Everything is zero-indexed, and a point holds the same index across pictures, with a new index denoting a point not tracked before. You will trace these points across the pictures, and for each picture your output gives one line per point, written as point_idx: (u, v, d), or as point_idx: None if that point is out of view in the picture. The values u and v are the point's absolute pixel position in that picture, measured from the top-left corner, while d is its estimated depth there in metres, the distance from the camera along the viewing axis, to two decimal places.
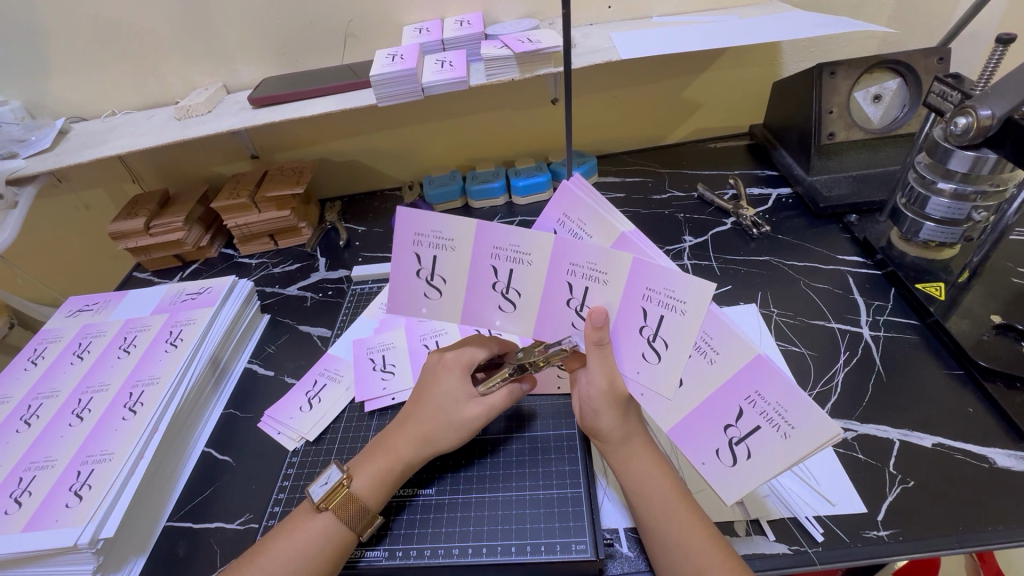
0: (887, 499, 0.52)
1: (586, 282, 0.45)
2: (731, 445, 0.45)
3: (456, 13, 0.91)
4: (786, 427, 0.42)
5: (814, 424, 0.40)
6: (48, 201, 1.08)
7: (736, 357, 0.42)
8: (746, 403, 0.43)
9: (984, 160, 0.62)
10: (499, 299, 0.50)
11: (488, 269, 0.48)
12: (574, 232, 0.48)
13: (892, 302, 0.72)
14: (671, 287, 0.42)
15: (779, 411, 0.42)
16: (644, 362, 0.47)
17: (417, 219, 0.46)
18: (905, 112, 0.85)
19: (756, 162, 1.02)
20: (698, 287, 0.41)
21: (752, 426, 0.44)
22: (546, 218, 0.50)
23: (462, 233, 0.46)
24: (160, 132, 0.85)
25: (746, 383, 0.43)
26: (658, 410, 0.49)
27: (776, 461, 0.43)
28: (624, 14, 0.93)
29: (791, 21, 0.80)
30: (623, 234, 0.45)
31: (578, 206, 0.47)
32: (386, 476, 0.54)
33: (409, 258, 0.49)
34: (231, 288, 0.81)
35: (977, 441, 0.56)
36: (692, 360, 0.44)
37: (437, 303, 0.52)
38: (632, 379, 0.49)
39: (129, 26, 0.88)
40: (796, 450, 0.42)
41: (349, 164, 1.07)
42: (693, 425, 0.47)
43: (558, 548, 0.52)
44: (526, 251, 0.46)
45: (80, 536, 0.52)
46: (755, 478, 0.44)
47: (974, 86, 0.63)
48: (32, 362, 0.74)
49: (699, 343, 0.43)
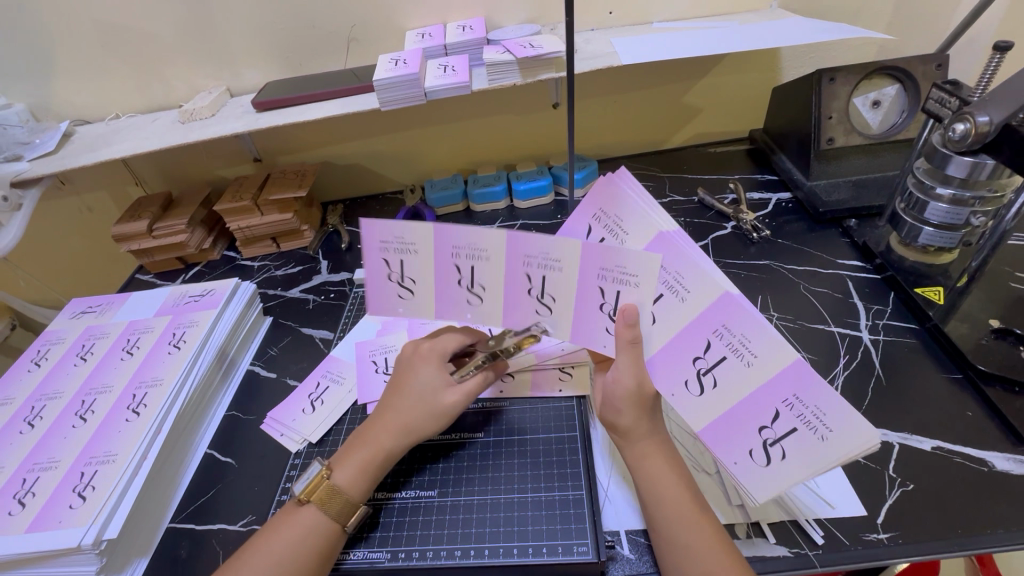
0: (886, 502, 0.53)
1: (617, 285, 0.46)
2: (766, 446, 0.45)
3: (459, 18, 0.92)
4: (824, 431, 0.42)
5: (853, 429, 0.40)
6: (51, 203, 1.08)
7: (773, 359, 0.43)
8: (784, 406, 0.43)
9: (982, 166, 0.63)
10: (466, 294, 0.52)
11: (451, 268, 0.50)
12: (611, 229, 0.49)
13: (891, 306, 0.73)
14: (682, 272, 0.44)
15: (818, 415, 0.42)
16: (678, 361, 0.47)
17: (380, 227, 0.49)
18: (904, 118, 0.86)
19: (756, 167, 1.03)
20: (711, 284, 0.43)
21: (789, 429, 0.44)
22: (584, 210, 0.50)
23: (422, 236, 0.49)
24: (163, 135, 0.85)
25: (784, 385, 0.43)
26: (688, 410, 0.48)
27: (813, 464, 0.43)
28: (625, 19, 0.93)
29: (790, 27, 0.80)
30: (659, 234, 0.45)
31: (617, 204, 0.48)
32: (367, 467, 0.55)
33: (380, 263, 0.52)
34: (234, 291, 0.82)
35: (976, 444, 0.56)
36: (728, 361, 0.45)
37: (411, 303, 0.54)
38: (663, 379, 0.49)
39: (135, 30, 0.88)
40: (833, 454, 0.42)
41: (351, 167, 1.08)
42: (727, 426, 0.47)
43: (561, 550, 0.52)
44: (483, 248, 0.48)
45: (83, 537, 0.52)
46: (790, 479, 0.45)
47: (972, 92, 0.63)
48: (36, 363, 0.75)
49: (737, 344, 0.44)
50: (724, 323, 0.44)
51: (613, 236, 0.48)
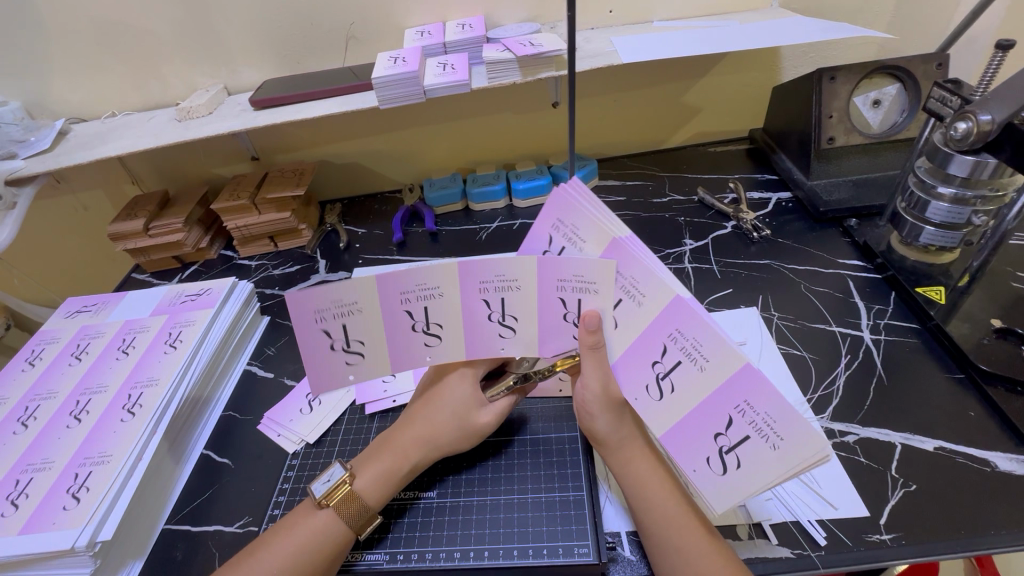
0: (889, 503, 0.52)
1: (578, 294, 0.47)
2: (722, 454, 0.45)
3: (458, 16, 0.92)
4: (775, 439, 0.41)
5: (804, 436, 0.39)
6: (46, 202, 1.07)
7: (726, 364, 0.42)
8: (736, 412, 0.43)
9: (984, 164, 0.62)
10: (423, 337, 0.51)
11: (402, 314, 0.49)
12: (569, 239, 0.48)
13: (892, 306, 0.72)
14: (636, 277, 0.44)
15: (769, 422, 0.41)
16: (636, 365, 0.47)
17: (314, 296, 0.46)
18: (905, 117, 0.86)
19: (755, 166, 1.03)
20: (661, 287, 0.43)
21: (742, 436, 0.43)
22: (540, 223, 0.49)
23: (364, 292, 0.47)
24: (160, 133, 0.85)
25: (736, 392, 0.42)
26: (651, 415, 0.48)
27: (765, 472, 0.42)
28: (626, 18, 0.93)
29: (791, 26, 0.80)
30: (616, 240, 0.44)
31: (573, 213, 0.47)
32: (390, 476, 0.54)
33: (319, 335, 0.48)
34: (231, 290, 0.81)
35: (978, 445, 0.56)
36: (683, 367, 0.44)
37: (362, 365, 0.51)
38: (627, 383, 0.49)
39: (131, 28, 0.88)
40: (784, 462, 0.41)
41: (349, 166, 1.07)
42: (685, 432, 0.46)
43: (561, 551, 0.51)
44: (434, 285, 0.47)
45: (76, 540, 0.52)
46: (745, 488, 0.44)
47: (973, 91, 0.63)
48: (30, 363, 0.74)
49: (690, 348, 0.43)
50: (678, 328, 0.43)
51: (571, 246, 0.48)
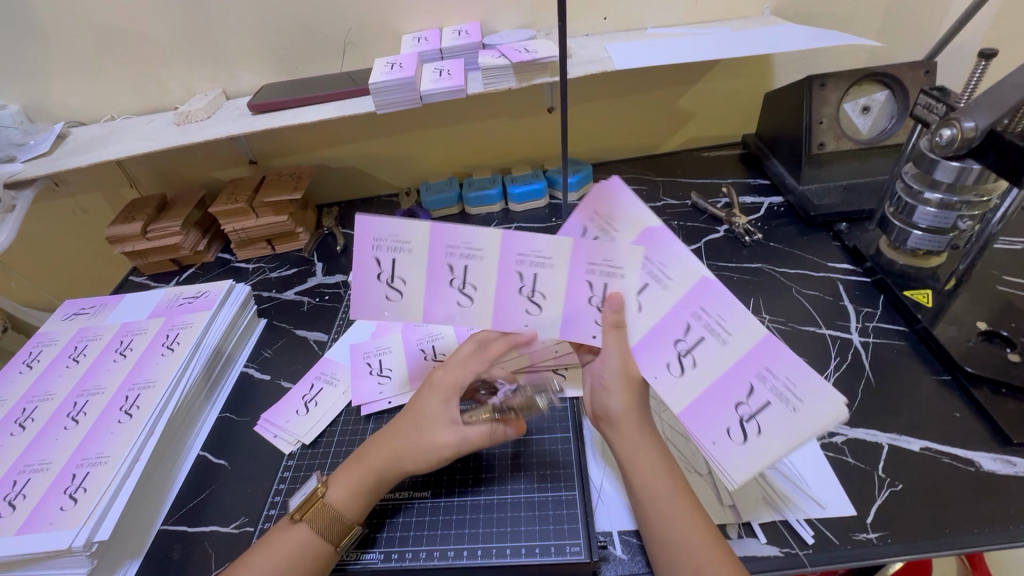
0: (876, 502, 0.53)
1: (605, 279, 0.48)
2: (742, 423, 0.46)
3: (454, 22, 0.93)
4: (795, 402, 0.43)
5: (821, 395, 0.42)
6: (44, 205, 1.08)
7: (747, 335, 0.45)
8: (757, 379, 0.45)
9: (968, 170, 0.63)
10: (457, 296, 0.52)
11: (444, 267, 0.50)
12: (602, 232, 0.49)
13: (881, 309, 0.74)
14: (663, 262, 0.47)
15: (790, 385, 0.43)
16: (659, 346, 0.49)
17: (375, 224, 0.49)
18: (893, 123, 0.88)
19: (748, 171, 1.04)
20: (688, 270, 0.45)
21: (762, 403, 0.45)
22: (581, 210, 0.50)
23: (417, 234, 0.49)
24: (158, 137, 0.85)
25: (756, 360, 0.45)
26: (671, 393, 0.49)
27: (786, 439, 0.43)
28: (620, 25, 0.94)
29: (782, 33, 0.82)
30: (652, 229, 0.46)
31: (610, 205, 0.48)
32: (359, 489, 0.54)
33: (370, 262, 0.51)
34: (228, 293, 0.82)
35: (964, 445, 0.57)
36: (706, 342, 0.46)
37: (399, 305, 0.53)
38: (647, 363, 0.50)
39: (130, 33, 0.89)
40: (805, 425, 0.42)
41: (346, 170, 1.08)
42: (705, 405, 0.47)
43: (553, 550, 0.52)
44: (478, 246, 0.49)
45: (74, 539, 0.52)
46: (766, 455, 0.44)
47: (958, 99, 0.65)
48: (28, 365, 0.74)
49: (715, 324, 0.46)
50: (701, 304, 0.46)
51: (602, 236, 0.49)
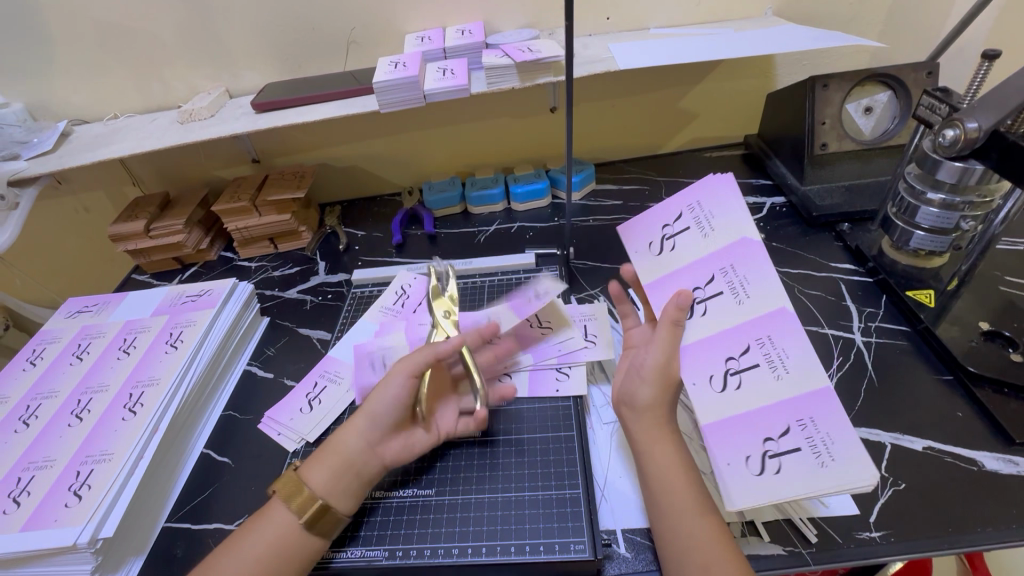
0: (879, 501, 0.53)
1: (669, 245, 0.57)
2: (764, 457, 0.46)
3: (457, 22, 0.93)
4: (825, 458, 0.44)
5: (856, 463, 0.43)
6: (47, 203, 1.08)
7: (803, 380, 0.47)
8: (796, 424, 0.46)
9: (971, 171, 0.63)
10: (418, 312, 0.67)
11: None
12: (697, 223, 0.56)
13: (883, 309, 0.74)
14: (750, 278, 0.51)
15: (826, 440, 0.44)
16: (708, 353, 0.51)
17: None
18: (897, 124, 0.87)
19: (750, 172, 1.04)
20: (771, 295, 0.50)
21: (793, 446, 0.45)
22: (681, 198, 0.57)
23: None
24: (162, 135, 0.85)
25: (804, 406, 0.46)
26: (702, 403, 0.50)
27: (804, 484, 0.43)
28: (623, 25, 0.95)
29: (784, 34, 0.82)
30: (747, 240, 0.52)
31: (715, 203, 0.55)
32: (327, 451, 0.55)
33: None
34: (232, 291, 0.82)
35: (967, 445, 0.57)
36: (760, 370, 0.49)
37: None
38: (690, 366, 0.52)
39: (134, 31, 0.89)
40: (826, 480, 0.43)
41: (349, 169, 1.08)
42: (737, 424, 0.48)
43: (558, 548, 0.52)
44: None
45: (79, 536, 0.52)
46: (778, 492, 0.44)
47: (962, 99, 0.65)
48: (31, 362, 0.74)
49: (774, 356, 0.48)
50: (771, 335, 0.49)
51: (696, 228, 0.56)
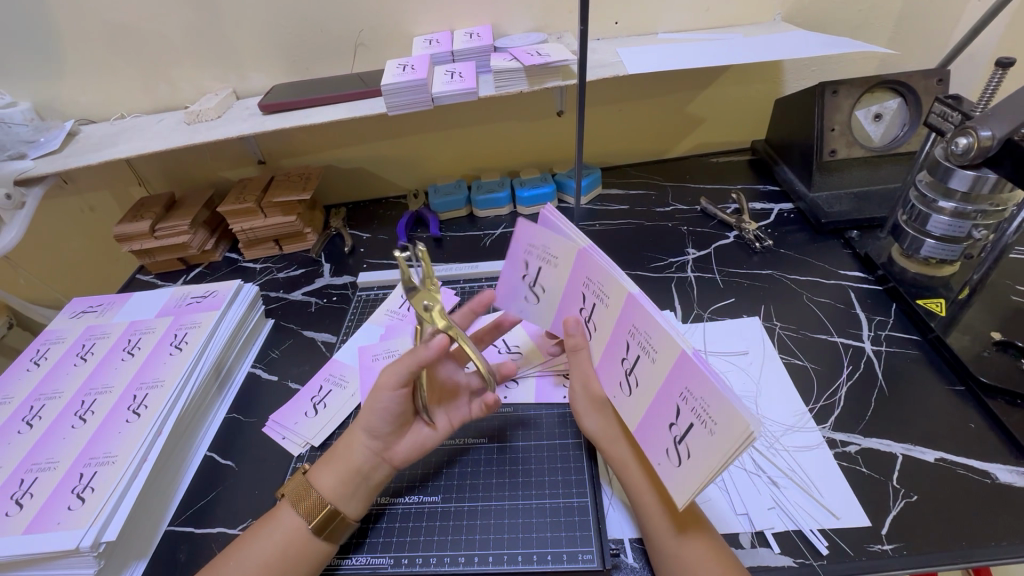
0: (891, 513, 0.53)
1: (541, 264, 0.58)
2: (676, 445, 0.45)
3: (465, 25, 0.93)
4: (711, 424, 0.41)
5: (733, 421, 0.39)
6: (52, 202, 1.08)
7: (668, 355, 0.45)
8: (681, 400, 0.44)
9: (984, 179, 0.63)
10: (527, 291, 0.61)
11: (520, 263, 0.61)
12: (542, 257, 0.58)
13: (893, 317, 0.73)
14: (601, 282, 0.52)
15: (704, 407, 0.42)
16: (610, 366, 0.52)
17: (532, 234, 0.58)
18: (906, 131, 0.87)
19: (758, 177, 1.04)
20: (616, 288, 0.49)
21: (688, 424, 0.43)
22: (518, 249, 0.60)
23: (565, 253, 0.55)
24: (169, 136, 0.85)
25: (678, 380, 0.44)
26: (626, 411, 0.51)
27: (709, 463, 0.41)
28: (632, 30, 0.94)
29: (793, 40, 0.81)
30: (582, 250, 0.53)
31: (536, 237, 0.57)
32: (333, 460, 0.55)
33: (520, 263, 0.61)
34: (236, 292, 0.82)
35: (979, 456, 0.56)
36: (642, 363, 0.48)
37: (535, 309, 0.62)
38: (607, 383, 0.54)
39: (142, 31, 0.89)
40: (721, 450, 0.40)
41: (354, 171, 1.08)
42: (648, 422, 0.48)
43: (565, 558, 0.52)
44: (555, 254, 0.57)
45: (81, 540, 0.52)
46: (694, 478, 0.43)
47: (973, 107, 0.64)
48: (35, 362, 0.74)
49: (644, 343, 0.47)
50: (633, 324, 0.48)
51: (546, 263, 0.58)
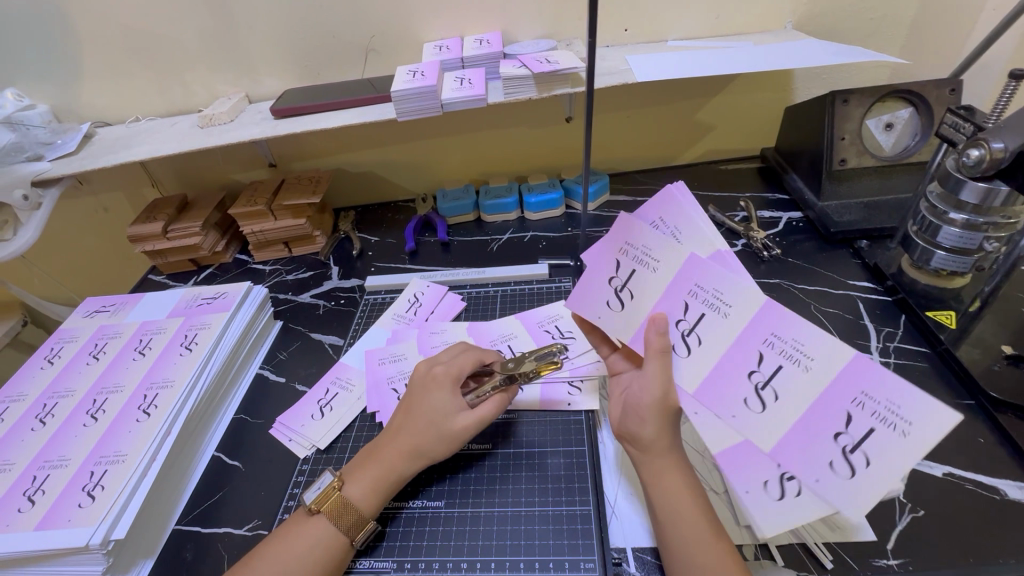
0: (896, 527, 0.52)
1: (636, 265, 0.53)
2: (845, 455, 0.41)
3: (475, 31, 0.94)
4: (903, 426, 0.38)
5: (935, 416, 0.37)
6: (68, 202, 1.10)
7: (830, 361, 0.42)
8: (854, 405, 0.41)
9: (996, 192, 0.62)
10: (610, 295, 0.56)
11: (611, 263, 0.55)
12: (638, 259, 0.53)
13: (902, 329, 0.72)
14: (718, 288, 0.47)
15: (892, 408, 0.39)
16: (730, 381, 0.47)
17: (632, 231, 0.53)
18: (917, 141, 0.86)
19: (766, 185, 1.03)
20: (747, 294, 0.45)
21: (865, 430, 0.40)
22: (608, 244, 0.55)
23: (669, 256, 0.50)
24: (183, 139, 0.87)
25: (849, 383, 0.41)
26: (753, 431, 0.45)
27: (900, 466, 0.38)
28: (641, 37, 0.94)
29: (804, 48, 0.81)
30: (721, 252, 0.48)
31: (638, 234, 0.52)
32: (378, 484, 0.56)
33: (611, 263, 0.55)
34: (246, 294, 0.83)
35: (988, 472, 0.56)
36: (785, 370, 0.44)
37: (619, 315, 0.55)
38: (720, 403, 0.47)
39: (158, 36, 0.90)
40: (914, 453, 0.38)
41: (363, 175, 1.09)
42: (795, 438, 0.43)
43: (567, 566, 0.52)
44: (655, 257, 0.51)
45: (91, 537, 0.53)
46: (879, 490, 0.39)
47: (986, 118, 0.64)
48: (49, 360, 0.75)
49: (789, 348, 0.43)
50: (773, 331, 0.44)
51: (641, 266, 0.52)
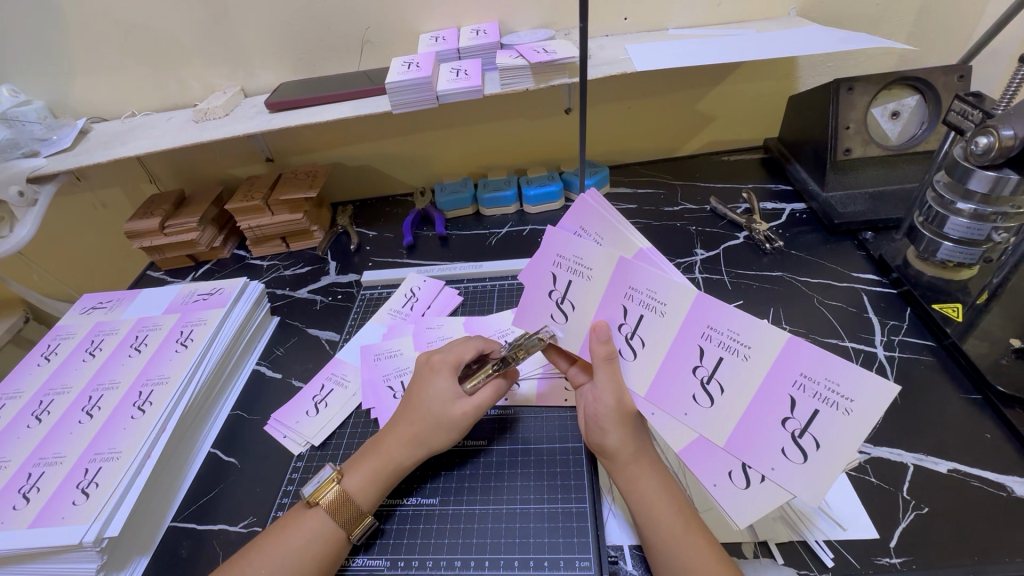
0: (900, 525, 0.51)
1: (571, 275, 0.51)
2: (796, 440, 0.42)
3: (471, 22, 0.92)
4: (845, 404, 0.40)
5: (870, 389, 0.39)
6: (65, 198, 1.10)
7: (767, 346, 0.43)
8: (796, 390, 0.42)
9: (1004, 180, 0.59)
10: (553, 308, 0.54)
11: (547, 275, 0.53)
12: (573, 270, 0.51)
13: (907, 322, 0.71)
14: (654, 288, 0.47)
15: (832, 387, 0.40)
16: (676, 378, 0.48)
17: (561, 242, 0.51)
18: (925, 129, 0.84)
19: (769, 176, 1.02)
20: (680, 292, 0.46)
21: (810, 413, 0.42)
22: (540, 259, 0.53)
23: (602, 263, 0.49)
24: (177, 134, 0.86)
25: (788, 368, 0.42)
26: (706, 426, 0.47)
27: (847, 444, 0.40)
28: (641, 25, 0.93)
29: (808, 35, 0.79)
30: (642, 250, 0.49)
31: (568, 245, 0.50)
32: (377, 477, 0.56)
33: (547, 276, 0.53)
34: (242, 290, 0.82)
35: (996, 469, 0.54)
36: (726, 361, 0.45)
37: (565, 326, 0.54)
38: (670, 403, 0.48)
39: (151, 29, 0.89)
40: (860, 426, 0.40)
41: (361, 169, 1.08)
42: (747, 428, 0.45)
43: (562, 564, 0.51)
44: (588, 265, 0.50)
45: (84, 534, 0.52)
46: (834, 469, 0.41)
47: (996, 105, 0.62)
48: (45, 358, 0.75)
49: (728, 340, 0.44)
50: (710, 324, 0.45)
51: (576, 276, 0.51)
